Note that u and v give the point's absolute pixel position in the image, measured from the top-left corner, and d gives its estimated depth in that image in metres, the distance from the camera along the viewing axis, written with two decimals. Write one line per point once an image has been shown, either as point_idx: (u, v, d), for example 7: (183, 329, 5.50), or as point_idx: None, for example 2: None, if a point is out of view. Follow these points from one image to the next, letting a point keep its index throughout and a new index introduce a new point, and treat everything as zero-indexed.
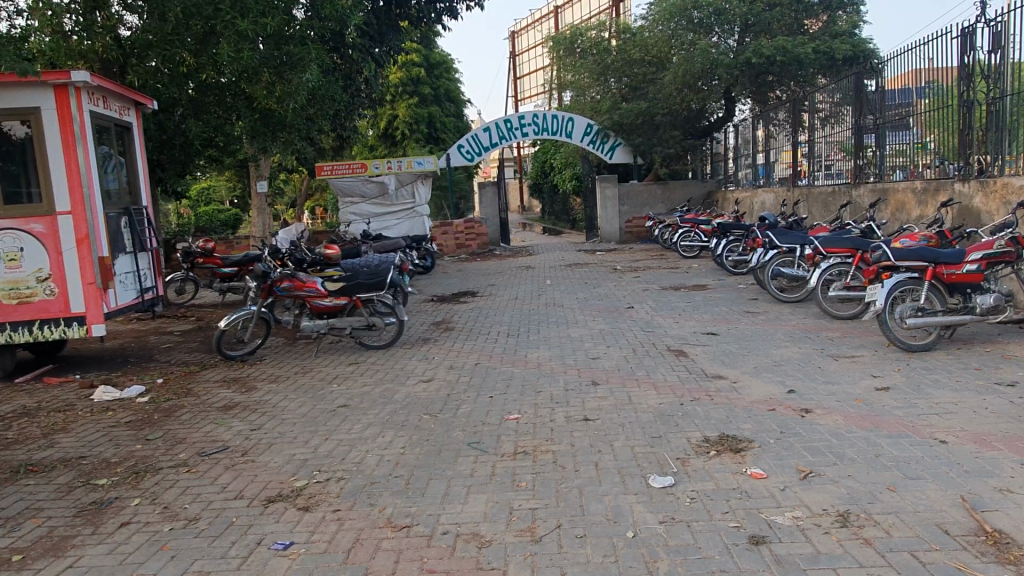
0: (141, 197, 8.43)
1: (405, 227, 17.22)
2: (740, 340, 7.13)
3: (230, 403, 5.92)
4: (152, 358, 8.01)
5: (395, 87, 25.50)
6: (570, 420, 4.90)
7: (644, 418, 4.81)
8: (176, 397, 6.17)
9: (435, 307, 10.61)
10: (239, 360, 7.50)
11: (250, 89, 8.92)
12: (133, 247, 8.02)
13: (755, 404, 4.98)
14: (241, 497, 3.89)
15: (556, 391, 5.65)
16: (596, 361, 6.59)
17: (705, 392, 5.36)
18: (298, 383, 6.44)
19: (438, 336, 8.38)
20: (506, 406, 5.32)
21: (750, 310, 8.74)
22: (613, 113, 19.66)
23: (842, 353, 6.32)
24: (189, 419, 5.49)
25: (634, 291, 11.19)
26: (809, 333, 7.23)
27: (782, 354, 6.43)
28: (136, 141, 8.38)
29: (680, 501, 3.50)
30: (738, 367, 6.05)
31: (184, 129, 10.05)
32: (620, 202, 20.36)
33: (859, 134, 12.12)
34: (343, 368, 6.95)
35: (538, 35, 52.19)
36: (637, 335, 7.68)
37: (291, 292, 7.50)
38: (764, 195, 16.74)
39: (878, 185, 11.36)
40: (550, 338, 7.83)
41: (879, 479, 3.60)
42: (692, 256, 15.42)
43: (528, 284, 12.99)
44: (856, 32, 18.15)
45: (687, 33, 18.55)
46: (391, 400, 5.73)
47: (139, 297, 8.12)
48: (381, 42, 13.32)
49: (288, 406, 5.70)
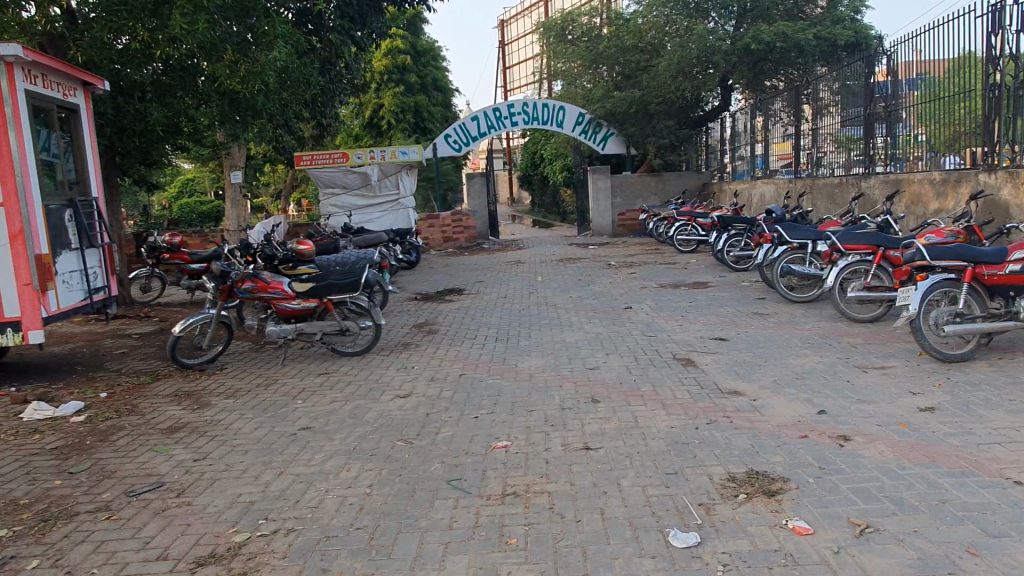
0: (91, 187, 7.66)
1: (388, 220, 16.49)
2: (752, 347, 6.44)
3: (176, 423, 5.17)
4: (101, 367, 7.24)
5: (380, 75, 24.67)
6: (567, 448, 4.20)
7: (654, 447, 4.10)
8: (117, 416, 5.41)
9: (418, 306, 9.89)
10: (196, 368, 6.72)
11: (211, 68, 7.99)
12: (81, 243, 7.25)
13: (782, 429, 4.29)
14: (164, 559, 3.14)
15: (551, 411, 4.94)
16: (595, 371, 5.89)
17: (721, 412, 4.67)
18: (259, 398, 5.71)
19: (419, 340, 7.65)
20: (493, 430, 4.60)
21: (758, 312, 8.06)
22: (605, 102, 18.88)
23: (870, 364, 5.64)
24: (126, 445, 4.74)
25: (631, 288, 10.49)
26: (829, 339, 6.54)
27: (803, 364, 5.74)
28: (85, 124, 7.59)
29: (709, 568, 2.80)
30: (754, 381, 5.35)
31: (143, 114, 9.09)
32: (613, 194, 19.63)
33: (868, 123, 11.36)
34: (312, 380, 6.20)
35: (528, 23, 51.29)
36: (638, 340, 6.99)
37: (253, 294, 6.78)
38: (763, 187, 16.07)
39: (890, 176, 10.70)
40: (543, 344, 7.11)
41: (954, 537, 2.92)
42: (689, 251, 14.76)
43: (518, 281, 12.28)
44: (858, 17, 17.53)
45: (682, 19, 17.96)
46: (362, 420, 4.99)
47: (88, 298, 7.35)
48: (363, 24, 12.64)
49: (243, 428, 4.96)
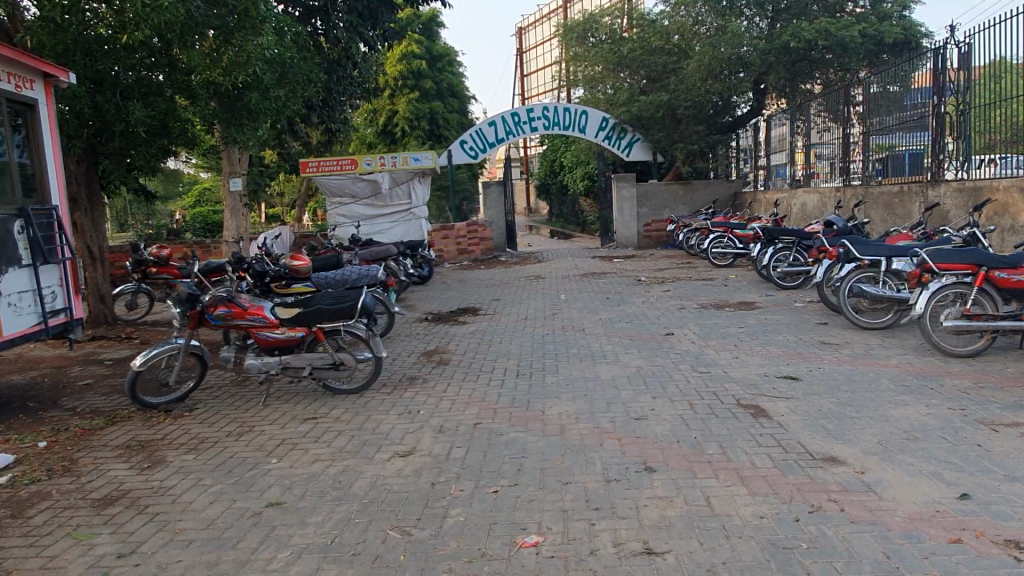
0: (51, 194, 6.58)
1: (400, 231, 15.36)
2: (835, 390, 5.22)
3: (116, 492, 4.07)
4: (56, 403, 6.17)
5: (394, 81, 23.73)
6: (623, 552, 3.03)
7: (746, 555, 2.94)
8: (47, 478, 4.32)
9: (428, 329, 8.76)
10: (162, 410, 5.65)
11: (185, 58, 7.11)
12: (34, 259, 6.18)
13: (917, 526, 3.11)
14: None
15: (593, 484, 3.78)
16: (643, 424, 4.72)
17: (825, 494, 3.47)
18: (227, 454, 4.61)
19: (428, 374, 6.50)
20: (519, 516, 3.44)
21: (826, 341, 6.85)
22: (631, 106, 17.60)
23: (995, 419, 4.42)
24: (40, 527, 3.64)
25: (669, 309, 9.30)
26: (927, 380, 5.32)
27: (909, 418, 4.53)
28: (45, 123, 6.56)
29: None
30: (853, 443, 4.15)
31: (124, 117, 7.78)
32: (638, 204, 18.38)
33: (935, 126, 10.01)
34: (296, 428, 5.09)
35: (549, 30, 50.39)
36: (689, 377, 5.80)
37: (228, 322, 5.72)
38: (804, 197, 14.76)
39: (965, 182, 9.43)
40: (575, 381, 5.96)
41: None
42: (725, 265, 13.48)
43: (541, 299, 11.12)
44: (906, 14, 16.26)
45: (714, 18, 16.80)
46: (350, 493, 3.86)
47: (42, 323, 6.27)
48: (373, 21, 11.65)
49: (194, 502, 3.84)
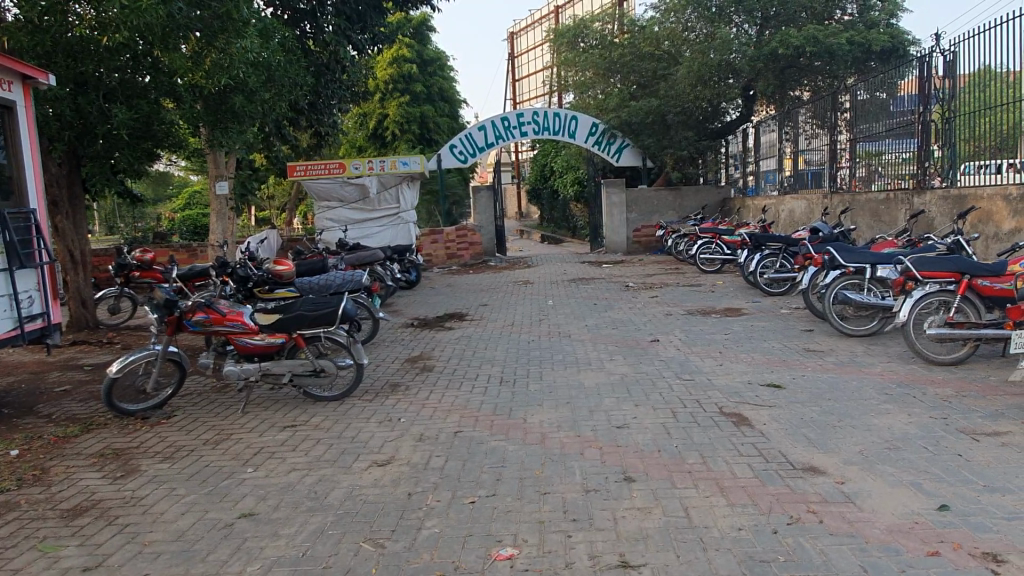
0: (29, 197, 6.47)
1: (387, 235, 15.24)
2: (817, 398, 5.20)
3: (87, 501, 3.99)
4: (32, 409, 6.08)
5: (384, 85, 23.67)
6: (598, 566, 2.99)
7: (722, 568, 2.91)
8: (17, 488, 4.24)
9: (414, 335, 8.69)
10: (139, 417, 5.57)
11: (167, 59, 7.03)
12: (10, 263, 6.07)
13: (895, 538, 3.08)
14: None
15: (571, 494, 3.73)
16: (625, 432, 4.68)
17: (804, 505, 3.45)
18: (203, 462, 4.54)
19: (410, 381, 6.44)
20: (495, 527, 3.39)
21: (811, 348, 6.83)
22: (620, 111, 17.63)
23: (976, 428, 4.41)
24: (6, 539, 3.56)
25: (655, 315, 9.27)
26: (910, 388, 5.31)
27: (890, 426, 4.51)
28: (23, 125, 6.45)
29: None
30: (834, 452, 4.12)
31: (106, 119, 7.68)
32: (628, 209, 18.36)
33: (921, 134, 10.06)
34: (274, 435, 5.03)
35: (541, 34, 50.41)
36: (673, 385, 5.77)
37: (207, 327, 5.63)
38: (792, 203, 14.77)
39: (950, 190, 9.45)
40: (557, 388, 5.92)
41: None
42: (712, 271, 13.47)
43: (529, 304, 11.07)
44: (893, 22, 16.32)
45: (703, 25, 16.87)
46: (325, 503, 3.79)
47: (18, 328, 6.17)
48: (362, 25, 11.60)
49: (166, 512, 3.77)
